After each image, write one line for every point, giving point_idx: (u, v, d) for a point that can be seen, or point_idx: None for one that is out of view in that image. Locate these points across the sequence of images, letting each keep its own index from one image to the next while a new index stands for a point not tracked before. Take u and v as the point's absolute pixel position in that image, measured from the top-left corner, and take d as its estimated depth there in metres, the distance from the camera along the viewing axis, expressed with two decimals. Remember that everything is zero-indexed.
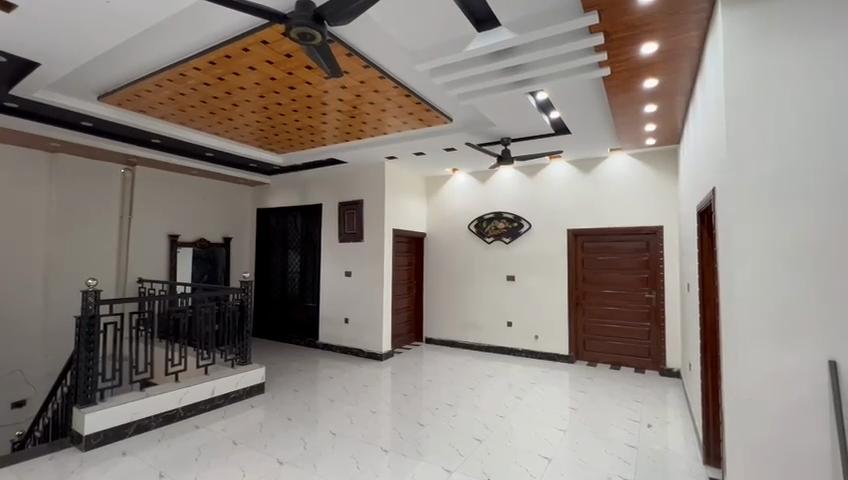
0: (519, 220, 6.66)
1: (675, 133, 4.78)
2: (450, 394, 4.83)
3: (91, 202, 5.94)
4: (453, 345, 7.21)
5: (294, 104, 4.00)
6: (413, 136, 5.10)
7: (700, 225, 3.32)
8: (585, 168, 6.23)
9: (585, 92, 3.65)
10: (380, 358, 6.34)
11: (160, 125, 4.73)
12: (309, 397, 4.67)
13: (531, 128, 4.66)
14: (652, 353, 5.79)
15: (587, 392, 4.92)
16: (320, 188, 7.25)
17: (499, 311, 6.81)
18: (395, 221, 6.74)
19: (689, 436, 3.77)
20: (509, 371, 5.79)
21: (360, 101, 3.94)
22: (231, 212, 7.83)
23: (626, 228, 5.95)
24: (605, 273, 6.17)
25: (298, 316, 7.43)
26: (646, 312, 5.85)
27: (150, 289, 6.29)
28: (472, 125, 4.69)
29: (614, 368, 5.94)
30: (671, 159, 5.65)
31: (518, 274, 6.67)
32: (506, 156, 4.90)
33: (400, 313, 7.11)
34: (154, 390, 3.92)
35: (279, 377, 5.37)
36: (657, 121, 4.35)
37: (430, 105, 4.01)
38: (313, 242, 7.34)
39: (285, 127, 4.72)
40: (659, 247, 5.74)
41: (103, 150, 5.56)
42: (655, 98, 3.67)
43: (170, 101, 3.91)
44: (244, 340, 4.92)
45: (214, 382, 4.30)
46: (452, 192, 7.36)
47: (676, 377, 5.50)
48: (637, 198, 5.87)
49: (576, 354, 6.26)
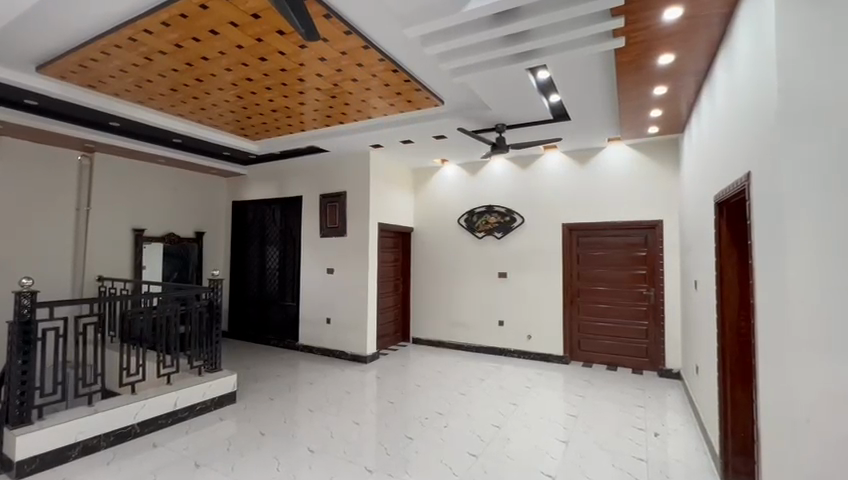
0: (512, 214, 6.33)
1: (679, 122, 4.49)
2: (440, 401, 4.46)
3: (41, 191, 5.33)
4: (442, 346, 6.86)
5: (266, 80, 3.54)
6: (401, 120, 4.68)
7: (718, 215, 3.02)
8: (581, 159, 5.93)
9: (592, 68, 3.29)
10: (364, 360, 5.94)
11: (116, 105, 4.20)
12: (285, 407, 4.24)
13: (529, 111, 4.29)
14: (650, 353, 5.52)
15: (586, 396, 4.62)
16: (300, 179, 6.78)
17: (490, 309, 6.48)
18: (380, 214, 6.32)
19: (699, 446, 3.49)
20: (502, 373, 5.47)
21: (341, 78, 3.50)
22: (203, 205, 7.27)
23: (623, 223, 5.66)
24: (601, 270, 5.88)
25: (276, 317, 6.96)
26: (644, 310, 5.59)
27: (111, 288, 5.67)
28: (464, 110, 4.31)
29: (610, 369, 5.66)
30: (671, 149, 5.38)
31: (510, 271, 6.35)
32: (501, 143, 4.55)
33: (386, 312, 6.71)
34: (105, 404, 3.44)
35: (253, 384, 4.92)
36: (662, 107, 4.04)
37: (420, 83, 3.60)
38: (293, 237, 6.87)
39: (260, 109, 4.24)
40: (658, 242, 5.47)
41: (53, 134, 4.98)
42: (668, 78, 3.34)
43: (122, 73, 3.39)
44: (213, 344, 4.43)
45: (177, 392, 3.84)
46: (440, 185, 6.99)
47: (676, 378, 5.25)
48: (634, 191, 5.60)
49: (570, 354, 5.96)
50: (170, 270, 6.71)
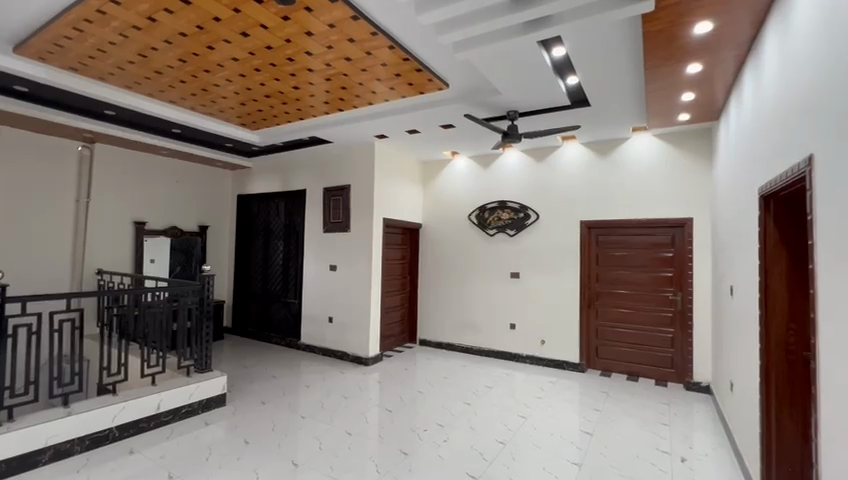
0: (526, 210, 5.93)
1: (713, 107, 4.00)
2: (443, 411, 4.12)
3: (40, 183, 5.22)
4: (450, 349, 6.51)
5: (253, 61, 3.27)
6: (404, 108, 4.35)
7: (762, 211, 2.59)
8: (602, 151, 5.47)
9: (615, 40, 2.88)
10: (366, 362, 5.65)
11: (106, 92, 4.00)
12: (276, 413, 3.98)
13: (543, 96, 3.89)
14: (676, 363, 5.04)
15: (603, 411, 4.19)
16: (304, 172, 6.53)
17: (502, 312, 6.09)
18: (386, 209, 6.01)
19: (734, 475, 3.05)
20: (511, 381, 5.09)
21: (333, 57, 3.20)
22: (207, 199, 7.11)
23: (649, 220, 5.18)
24: (622, 272, 5.42)
25: (279, 314, 6.76)
26: (670, 316, 5.10)
27: (110, 282, 5.60)
28: (471, 95, 3.95)
29: (631, 379, 5.20)
30: (703, 140, 4.87)
31: (524, 271, 5.94)
32: (512, 132, 4.16)
33: (391, 312, 6.41)
34: (81, 405, 3.24)
35: (247, 386, 4.68)
36: (696, 89, 3.57)
37: (420, 62, 3.26)
38: (297, 231, 6.64)
39: (253, 94, 3.98)
40: (686, 242, 4.98)
41: (50, 123, 4.83)
42: (705, 52, 2.89)
43: (100, 53, 3.17)
44: (204, 343, 4.21)
45: (161, 394, 3.61)
46: (450, 178, 6.63)
47: (705, 392, 4.76)
48: (661, 186, 5.11)
49: (587, 362, 5.53)
50: (173, 265, 6.56)
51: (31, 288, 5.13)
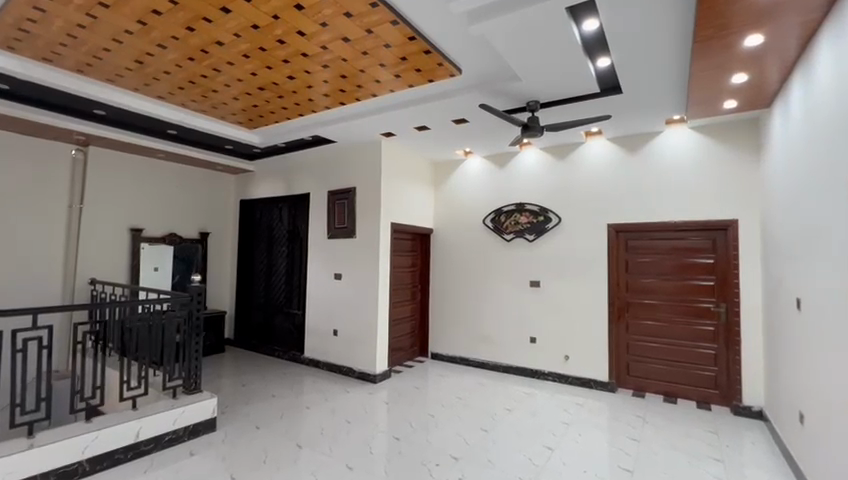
0: (546, 213, 5.44)
1: (767, 92, 3.48)
2: (456, 440, 3.64)
3: (30, 188, 4.94)
4: (465, 364, 6.01)
5: (240, 45, 2.89)
6: (411, 100, 3.94)
7: None
8: (631, 147, 4.96)
9: (661, 4, 2.42)
10: (373, 379, 5.21)
11: (90, 88, 3.67)
12: (271, 440, 3.56)
13: (569, 82, 3.43)
14: (720, 384, 4.46)
15: (642, 441, 3.66)
16: (308, 174, 6.16)
17: (521, 324, 5.58)
18: (394, 213, 5.59)
19: None
20: (533, 402, 4.58)
21: (329, 39, 2.81)
22: (208, 204, 6.80)
23: (686, 222, 4.63)
24: (656, 281, 4.87)
25: (282, 326, 6.38)
26: (712, 330, 4.54)
27: (103, 292, 5.27)
28: (488, 82, 3.51)
29: (669, 401, 4.63)
30: (749, 132, 4.33)
31: (545, 279, 5.44)
32: (533, 124, 3.71)
33: (401, 323, 5.96)
34: (47, 435, 2.87)
35: (242, 408, 4.28)
36: (750, 69, 3.07)
37: (429, 41, 2.85)
38: (300, 238, 6.26)
39: (244, 86, 3.61)
40: (731, 247, 4.42)
41: (39, 125, 4.56)
42: (771, 18, 2.40)
43: (71, 40, 2.84)
44: (192, 360, 3.80)
45: (140, 421, 3.24)
46: (464, 180, 6.19)
47: (757, 418, 4.16)
48: (700, 184, 4.57)
49: (617, 381, 4.98)
50: (172, 273, 6.25)
51: (19, 300, 4.83)
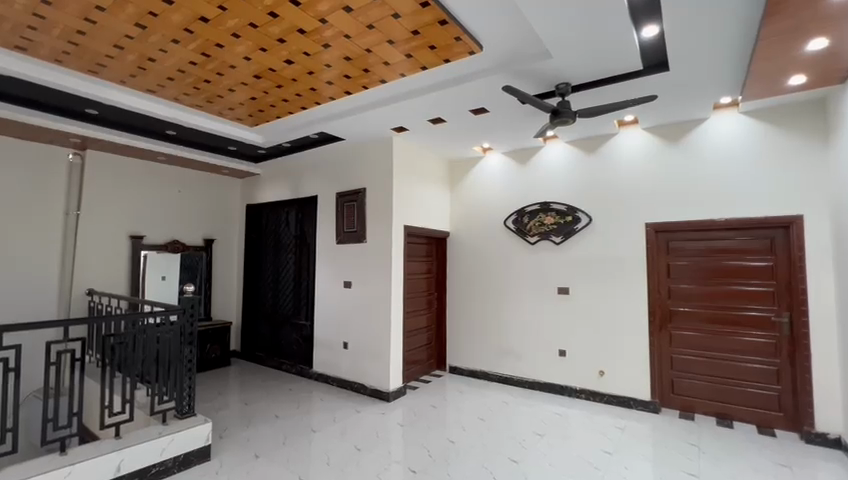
0: (574, 213, 4.94)
1: (845, 62, 2.93)
2: (481, 473, 3.16)
3: (23, 194, 4.69)
4: (486, 379, 5.52)
5: (227, 21, 2.53)
6: (424, 86, 3.51)
7: None
8: (671, 136, 4.44)
9: None
10: (386, 397, 4.76)
11: (74, 83, 3.36)
12: (268, 474, 3.12)
13: (607, 57, 2.96)
14: (784, 405, 3.87)
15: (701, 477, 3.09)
16: (316, 176, 5.80)
17: (549, 335, 5.06)
18: (407, 215, 5.16)
19: None
20: (566, 425, 4.06)
21: (327, 9, 2.42)
22: (212, 210, 6.50)
23: (738, 220, 4.07)
24: (703, 287, 4.30)
25: (289, 337, 5.99)
26: (773, 344, 3.95)
27: (101, 304, 4.97)
28: (512, 61, 3.06)
29: (723, 424, 4.04)
30: (812, 115, 3.78)
31: (574, 286, 4.92)
32: (564, 110, 3.21)
33: (416, 335, 5.52)
34: (13, 472, 2.50)
35: (242, 432, 3.87)
36: (834, 32, 2.54)
37: (445, 8, 2.42)
38: (308, 244, 5.89)
39: (238, 74, 3.24)
40: (793, 247, 3.84)
41: (30, 128, 4.30)
42: None
43: (38, 21, 2.52)
44: (185, 381, 3.42)
45: (121, 452, 2.85)
46: (482, 179, 5.74)
47: (835, 447, 3.55)
48: (753, 175, 4.01)
49: (660, 400, 4.41)
50: (177, 282, 5.96)
51: (12, 312, 4.55)
